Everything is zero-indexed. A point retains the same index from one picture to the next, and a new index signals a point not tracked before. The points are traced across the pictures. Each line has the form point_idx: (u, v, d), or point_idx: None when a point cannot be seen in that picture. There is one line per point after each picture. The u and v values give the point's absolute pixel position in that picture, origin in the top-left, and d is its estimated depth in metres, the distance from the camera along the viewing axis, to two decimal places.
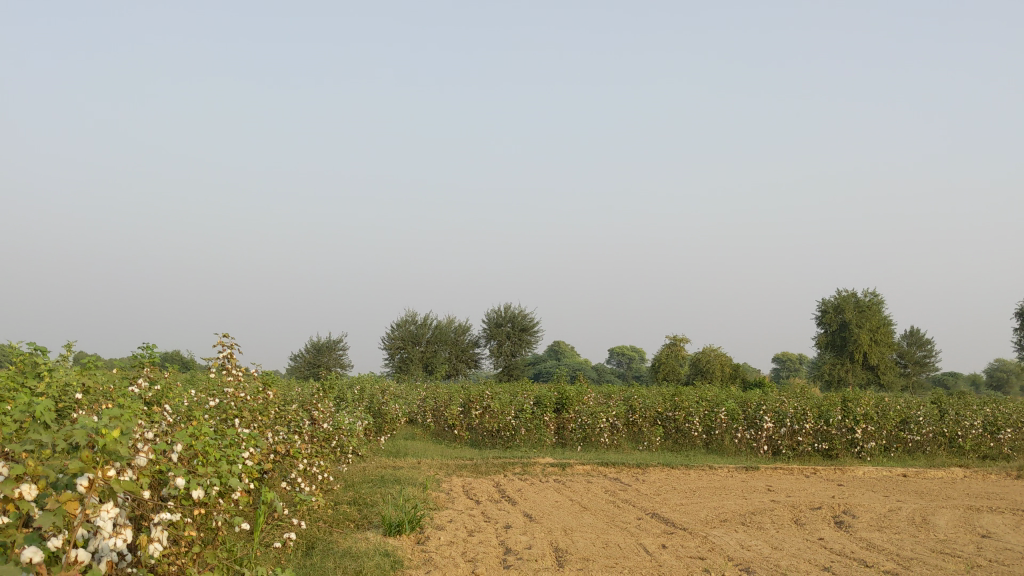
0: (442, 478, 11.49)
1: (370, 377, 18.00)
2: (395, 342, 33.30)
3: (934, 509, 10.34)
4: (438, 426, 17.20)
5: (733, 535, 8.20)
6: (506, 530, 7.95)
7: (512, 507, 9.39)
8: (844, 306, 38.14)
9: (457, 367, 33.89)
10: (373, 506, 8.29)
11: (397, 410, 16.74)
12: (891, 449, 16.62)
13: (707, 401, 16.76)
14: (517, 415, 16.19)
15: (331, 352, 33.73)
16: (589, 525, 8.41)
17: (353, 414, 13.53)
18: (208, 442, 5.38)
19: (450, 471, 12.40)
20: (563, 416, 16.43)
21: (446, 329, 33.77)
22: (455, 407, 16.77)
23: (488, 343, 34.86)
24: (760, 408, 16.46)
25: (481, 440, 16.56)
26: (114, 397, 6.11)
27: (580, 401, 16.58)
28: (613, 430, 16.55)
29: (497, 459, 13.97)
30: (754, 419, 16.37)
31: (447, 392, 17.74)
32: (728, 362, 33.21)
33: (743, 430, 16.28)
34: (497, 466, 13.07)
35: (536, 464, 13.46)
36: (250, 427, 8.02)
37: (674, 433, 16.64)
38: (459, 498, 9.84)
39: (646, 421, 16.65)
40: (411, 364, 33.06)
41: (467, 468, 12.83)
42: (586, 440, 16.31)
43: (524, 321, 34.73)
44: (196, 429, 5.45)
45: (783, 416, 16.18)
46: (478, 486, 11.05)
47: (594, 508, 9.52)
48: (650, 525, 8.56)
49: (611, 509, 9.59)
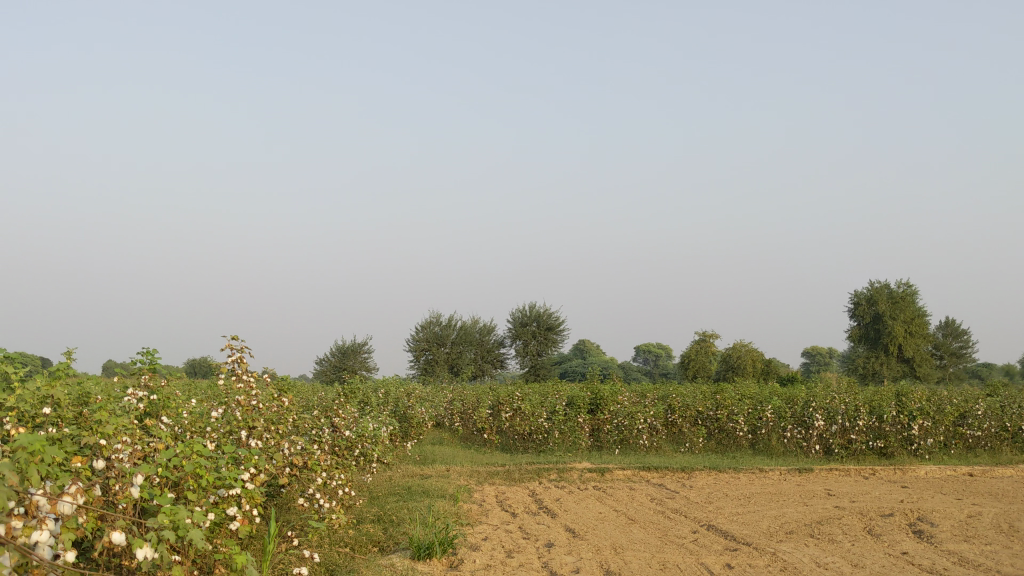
0: (474, 487, 10.63)
1: (394, 381, 17.14)
2: (419, 343, 32.52)
3: (1019, 514, 9.33)
4: (467, 430, 16.40)
5: (806, 551, 7.29)
6: (549, 550, 7.08)
7: (552, 521, 8.54)
8: (877, 298, 36.94)
9: (483, 368, 33.15)
10: (400, 525, 7.44)
11: (423, 413, 15.90)
12: (950, 446, 15.60)
13: (750, 398, 15.89)
14: (549, 418, 15.32)
15: (356, 355, 32.99)
16: (641, 542, 7.51)
17: (377, 420, 12.70)
18: (200, 463, 4.51)
19: (481, 479, 11.57)
20: (598, 417, 15.51)
21: (471, 330, 32.97)
22: (484, 410, 15.88)
23: (514, 344, 34.01)
24: (808, 406, 15.49)
25: (512, 444, 15.65)
26: (93, 412, 5.27)
27: (615, 402, 15.69)
28: (652, 431, 15.63)
29: (530, 464, 13.08)
30: (803, 417, 15.40)
31: (475, 394, 16.98)
32: (760, 357, 32.19)
33: (792, 429, 15.33)
34: (531, 473, 12.19)
35: (573, 470, 12.60)
36: (262, 440, 7.22)
37: (717, 434, 15.74)
38: (493, 510, 8.99)
39: (686, 421, 15.73)
40: (436, 366, 32.21)
41: (499, 476, 11.98)
42: (623, 443, 15.41)
43: (550, 320, 33.86)
44: (188, 450, 4.60)
45: (833, 413, 15.20)
46: (512, 495, 10.16)
47: (643, 521, 8.63)
48: (710, 541, 7.65)
49: (662, 520, 8.69)
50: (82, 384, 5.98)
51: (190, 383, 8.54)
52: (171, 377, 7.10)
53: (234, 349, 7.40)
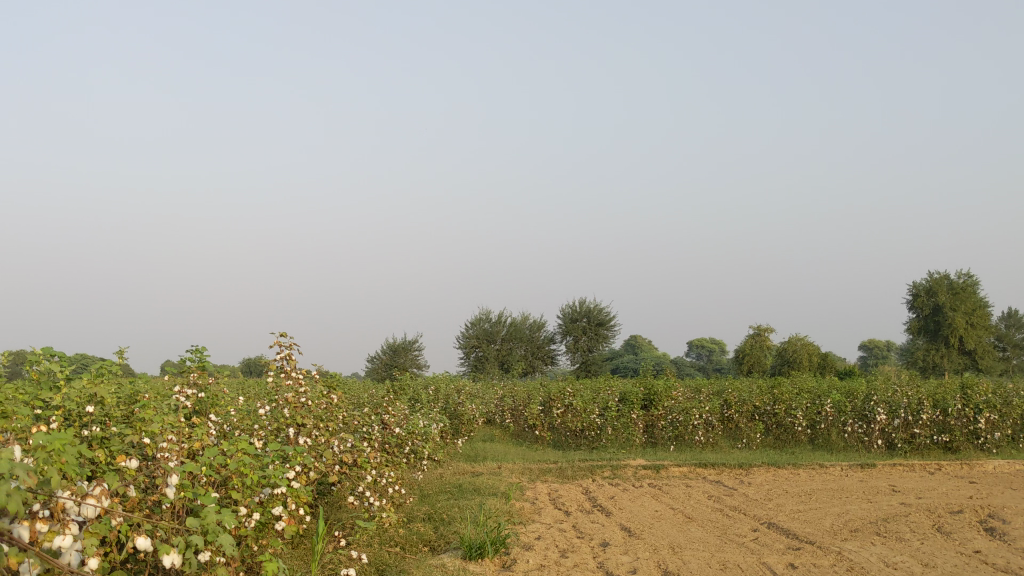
0: (526, 485, 10.47)
1: (445, 377, 17.06)
2: (469, 340, 32.51)
3: None
4: (517, 426, 16.26)
5: (873, 550, 7.00)
6: (604, 549, 6.88)
7: (607, 519, 8.34)
8: (936, 289, 36.00)
9: (534, 364, 33.00)
10: (451, 524, 7.30)
11: (474, 410, 15.78)
12: (1019, 440, 15.05)
13: (808, 392, 15.51)
14: (602, 414, 15.09)
15: (407, 353, 33.05)
16: (700, 541, 7.28)
17: (428, 417, 12.60)
18: (243, 462, 4.36)
19: (534, 477, 11.40)
20: (652, 413, 15.25)
21: (521, 326, 32.85)
22: (535, 406, 15.72)
23: (565, 340, 33.82)
24: (869, 400, 15.06)
25: (564, 441, 15.45)
26: (140, 411, 5.19)
27: (670, 397, 15.38)
28: (708, 427, 15.33)
29: (583, 461, 12.88)
30: (864, 412, 14.97)
31: (527, 390, 16.84)
32: (815, 351, 31.58)
33: (853, 424, 14.91)
34: (584, 470, 11.99)
35: (627, 467, 12.37)
36: (312, 438, 7.14)
37: (774, 429, 15.39)
38: (546, 508, 8.82)
39: (743, 416, 15.38)
40: (487, 363, 32.14)
41: (552, 473, 11.80)
42: (678, 439, 15.13)
43: (601, 316, 33.58)
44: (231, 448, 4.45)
45: (896, 407, 14.79)
46: (566, 493, 9.98)
47: (701, 519, 8.39)
48: (771, 540, 7.38)
49: (721, 518, 8.44)
50: (130, 383, 5.93)
51: (239, 381, 8.50)
52: (220, 375, 7.04)
53: (282, 346, 7.32)
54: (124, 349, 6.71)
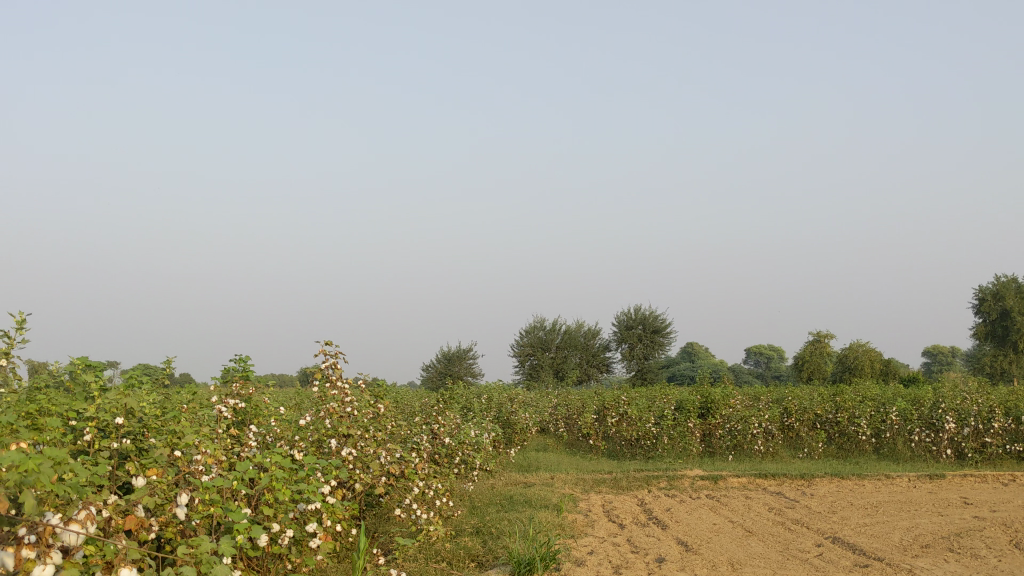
0: (579, 496, 10.18)
1: (497, 386, 16.84)
2: (523, 348, 32.29)
3: None
4: (572, 435, 15.96)
5: (946, 567, 6.59)
6: (659, 565, 6.59)
7: (663, 533, 8.04)
8: (1004, 293, 34.81)
9: (589, 372, 32.63)
10: (500, 537, 7.06)
11: (527, 419, 15.54)
12: None
13: (872, 400, 14.99)
14: (658, 422, 14.72)
15: (461, 361, 32.93)
16: (760, 556, 6.94)
17: (480, 427, 12.39)
18: (273, 477, 4.11)
19: (587, 487, 11.11)
20: (709, 422, 14.87)
21: (576, 333, 32.52)
22: (589, 415, 15.43)
23: (620, 347, 33.42)
24: (936, 407, 14.48)
25: (619, 450, 15.11)
26: (175, 424, 5.03)
27: (727, 406, 15.01)
28: (768, 436, 14.89)
29: (638, 471, 12.55)
30: (931, 420, 14.41)
31: (581, 399, 16.56)
32: (878, 357, 30.73)
33: (919, 432, 14.35)
34: (639, 481, 11.66)
35: (684, 477, 12.02)
36: (357, 448, 6.99)
37: (837, 438, 14.89)
38: (600, 521, 8.54)
39: (804, 425, 15.01)
40: (541, 371, 31.88)
41: (606, 483, 11.49)
42: (737, 448, 14.70)
43: (656, 323, 33.12)
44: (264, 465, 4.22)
45: (965, 415, 14.15)
46: (620, 505, 9.67)
47: (762, 533, 8.03)
48: (837, 556, 7.01)
49: (782, 533, 8.07)
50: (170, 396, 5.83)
51: (286, 391, 8.38)
52: (264, 384, 6.92)
53: (327, 355, 7.18)
54: (169, 359, 6.63)
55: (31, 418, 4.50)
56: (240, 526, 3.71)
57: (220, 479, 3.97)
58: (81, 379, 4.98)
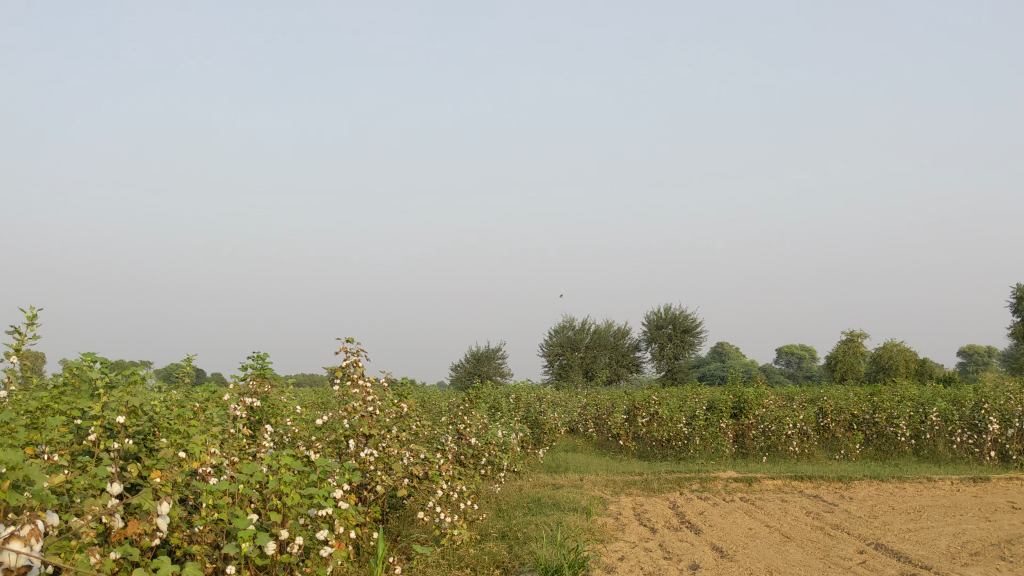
0: (608, 498, 9.87)
1: (525, 386, 16.54)
2: (553, 348, 32.01)
3: None
4: (602, 436, 15.67)
5: None
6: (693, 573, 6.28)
7: (696, 537, 7.72)
8: None
9: (619, 372, 32.24)
10: (527, 542, 6.78)
11: (556, 419, 15.25)
12: None
13: (911, 401, 14.55)
14: (689, 422, 14.36)
15: (490, 361, 32.69)
16: (799, 564, 6.60)
17: (508, 427, 12.14)
18: (282, 479, 3.84)
19: (617, 489, 10.80)
20: (742, 422, 14.51)
21: (606, 333, 32.17)
22: (619, 415, 15.10)
23: (650, 347, 33.03)
24: (979, 408, 14.01)
25: (650, 451, 14.78)
26: (184, 423, 4.81)
27: (760, 405, 14.64)
28: (803, 437, 14.51)
29: (670, 473, 12.22)
30: (974, 421, 13.95)
31: (610, 398, 16.25)
32: (913, 357, 30.10)
33: (962, 433, 13.90)
34: (671, 483, 11.33)
35: (717, 479, 11.67)
36: (378, 449, 6.76)
37: (875, 439, 14.46)
38: (631, 524, 8.23)
39: (840, 426, 14.64)
40: (571, 371, 31.56)
41: (636, 485, 11.18)
42: (770, 449, 14.31)
43: (686, 322, 32.69)
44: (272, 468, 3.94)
45: (1009, 416, 13.67)
46: (651, 507, 9.35)
47: (801, 539, 7.68)
48: (881, 564, 6.65)
49: (822, 538, 7.72)
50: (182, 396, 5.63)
51: (307, 390, 8.16)
52: (281, 383, 6.69)
53: (348, 352, 6.96)
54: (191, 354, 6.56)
55: (32, 418, 4.32)
56: (244, 535, 3.48)
57: (225, 483, 3.74)
58: (87, 378, 4.79)
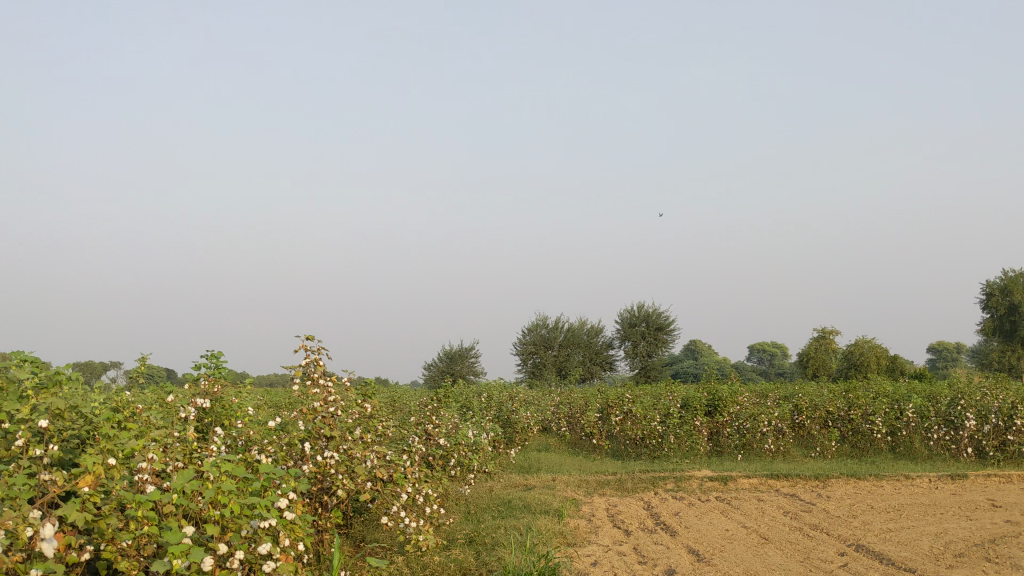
0: (581, 499, 9.59)
1: (497, 385, 16.23)
2: (526, 347, 31.75)
3: None
4: (574, 435, 15.40)
5: None
6: None
7: (672, 540, 7.44)
8: (1012, 288, 34.17)
9: (592, 370, 32.01)
10: (495, 549, 6.47)
11: (528, 418, 14.93)
12: None
13: (887, 397, 14.39)
14: (663, 421, 14.11)
15: (464, 360, 32.37)
16: (780, 568, 6.34)
17: (479, 426, 11.82)
18: (218, 489, 3.50)
19: (590, 490, 10.52)
20: (717, 420, 14.30)
21: (579, 331, 31.92)
22: (592, 413, 14.81)
23: (624, 345, 32.83)
24: (955, 404, 13.87)
25: (623, 450, 14.51)
26: (120, 429, 4.46)
27: (735, 403, 14.42)
28: (778, 435, 14.31)
29: (644, 472, 11.96)
30: (950, 417, 13.81)
31: (583, 397, 16.00)
32: (885, 354, 30.11)
33: (938, 430, 13.76)
34: (646, 482, 11.07)
35: (692, 478, 11.42)
36: (339, 452, 6.43)
37: (851, 437, 14.28)
38: (603, 527, 7.95)
39: (815, 423, 14.44)
40: (544, 369, 31.32)
41: (610, 485, 10.90)
42: (746, 447, 14.09)
43: (660, 320, 32.53)
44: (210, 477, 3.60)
45: (986, 412, 13.54)
46: (625, 509, 9.07)
47: (779, 540, 7.43)
48: (864, 568, 6.40)
49: (801, 540, 7.46)
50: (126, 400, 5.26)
51: (266, 391, 7.81)
52: (238, 383, 6.34)
53: (308, 351, 6.63)
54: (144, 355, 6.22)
55: None
56: (175, 550, 3.16)
57: (156, 493, 3.42)
58: (13, 378, 4.41)
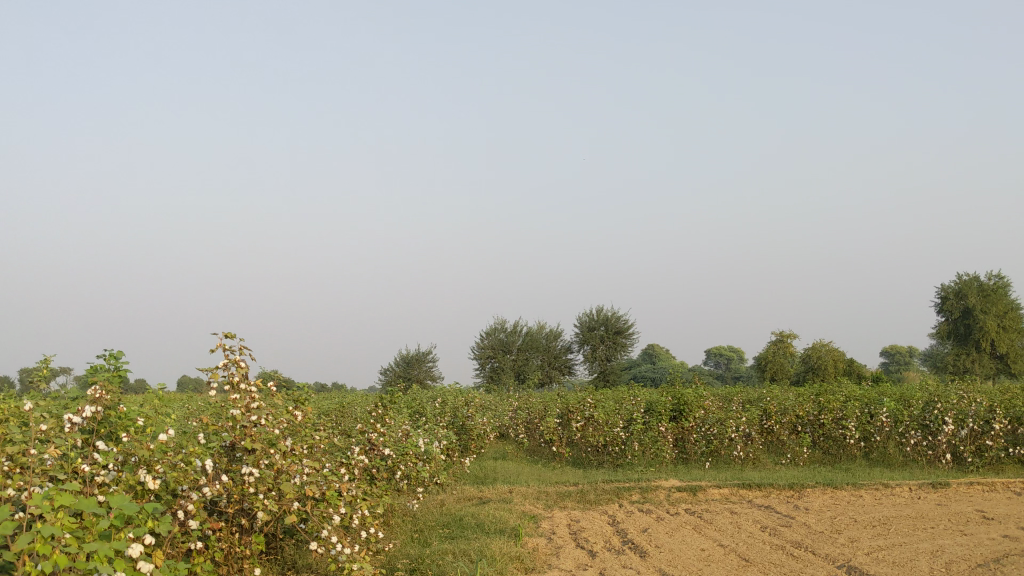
0: (541, 514, 8.74)
1: (452, 389, 15.34)
2: (484, 350, 30.87)
3: None
4: (533, 442, 14.55)
5: None
6: None
7: (642, 563, 6.61)
8: (966, 292, 33.91)
9: (551, 374, 31.21)
10: None
11: (484, 425, 14.00)
12: None
13: (858, 401, 13.77)
14: (627, 427, 13.33)
15: (421, 365, 31.41)
16: None
17: (431, 433, 10.90)
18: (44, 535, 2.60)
19: (550, 503, 9.68)
20: (682, 426, 13.50)
21: (538, 335, 31.14)
22: (552, 419, 14.01)
23: (582, 349, 32.08)
24: (930, 408, 13.28)
25: (585, 458, 13.72)
26: None
27: (701, 407, 13.67)
28: (746, 440, 13.58)
29: (607, 482, 11.15)
30: (925, 421, 13.19)
31: (543, 401, 15.21)
32: (843, 357, 29.70)
33: (914, 435, 13.14)
34: (609, 494, 10.25)
35: (659, 489, 10.62)
36: (262, 466, 5.52)
37: (822, 442, 13.64)
38: (567, 547, 7.11)
39: (785, 429, 13.72)
40: (502, 373, 30.48)
41: (571, 497, 10.09)
42: (713, 454, 13.37)
43: (618, 323, 31.85)
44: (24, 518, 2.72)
45: (962, 416, 12.95)
46: (589, 525, 8.24)
47: (761, 562, 6.66)
48: None
49: (785, 562, 6.69)
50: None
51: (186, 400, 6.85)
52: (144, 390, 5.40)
53: (229, 351, 5.69)
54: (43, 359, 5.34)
55: None
56: None
57: None
58: None
